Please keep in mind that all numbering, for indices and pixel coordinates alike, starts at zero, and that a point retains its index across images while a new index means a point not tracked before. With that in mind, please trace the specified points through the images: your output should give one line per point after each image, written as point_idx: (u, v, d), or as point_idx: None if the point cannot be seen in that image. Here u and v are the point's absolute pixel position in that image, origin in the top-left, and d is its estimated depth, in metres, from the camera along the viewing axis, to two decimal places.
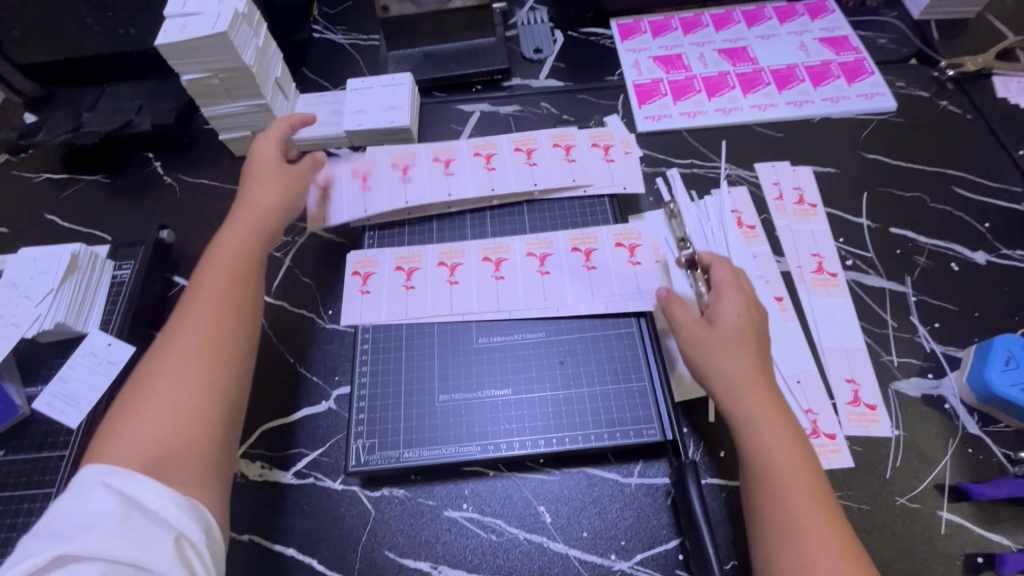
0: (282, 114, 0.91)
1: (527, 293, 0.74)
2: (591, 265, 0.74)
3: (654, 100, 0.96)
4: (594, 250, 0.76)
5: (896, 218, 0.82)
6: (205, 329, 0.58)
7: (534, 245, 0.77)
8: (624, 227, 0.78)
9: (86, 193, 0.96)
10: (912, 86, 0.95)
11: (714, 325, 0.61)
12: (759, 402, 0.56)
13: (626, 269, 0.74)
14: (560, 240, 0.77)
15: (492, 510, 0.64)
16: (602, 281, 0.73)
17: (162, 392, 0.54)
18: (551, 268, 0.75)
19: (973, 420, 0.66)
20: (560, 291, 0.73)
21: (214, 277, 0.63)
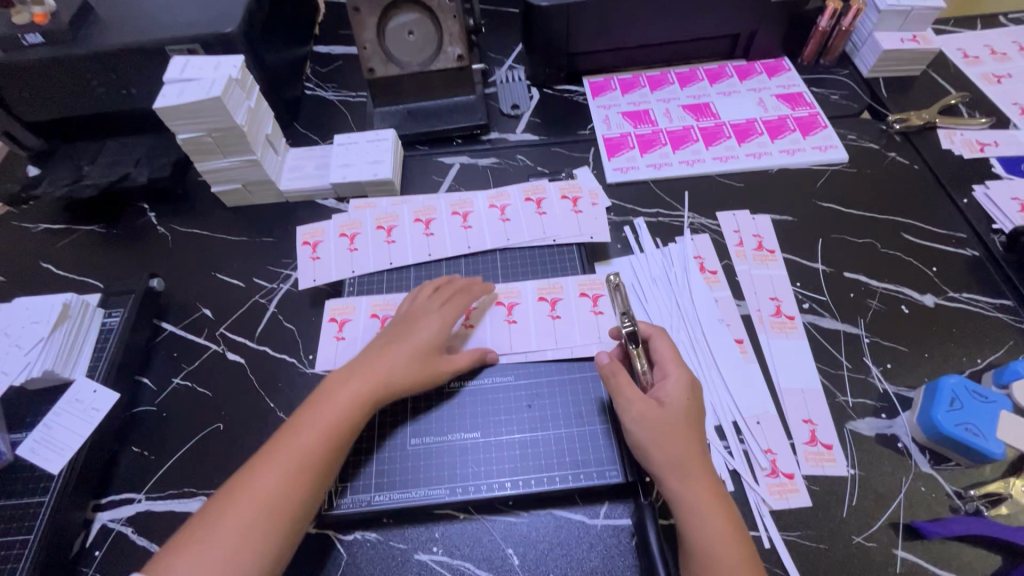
0: (271, 167, 0.97)
1: (495, 338, 0.77)
2: (555, 315, 0.79)
3: (623, 153, 1.02)
4: (559, 299, 0.80)
5: (849, 263, 0.86)
6: (306, 443, 0.62)
7: (502, 294, 0.82)
8: (589, 278, 0.82)
9: (82, 242, 1.00)
10: (862, 139, 1.02)
11: (663, 408, 0.63)
12: (702, 487, 0.60)
13: (588, 320, 0.78)
14: (527, 289, 0.82)
15: (462, 553, 0.65)
16: (566, 330, 0.77)
17: (256, 496, 0.59)
18: (517, 317, 0.79)
19: (925, 459, 0.69)
20: (525, 338, 0.77)
21: (348, 394, 0.66)
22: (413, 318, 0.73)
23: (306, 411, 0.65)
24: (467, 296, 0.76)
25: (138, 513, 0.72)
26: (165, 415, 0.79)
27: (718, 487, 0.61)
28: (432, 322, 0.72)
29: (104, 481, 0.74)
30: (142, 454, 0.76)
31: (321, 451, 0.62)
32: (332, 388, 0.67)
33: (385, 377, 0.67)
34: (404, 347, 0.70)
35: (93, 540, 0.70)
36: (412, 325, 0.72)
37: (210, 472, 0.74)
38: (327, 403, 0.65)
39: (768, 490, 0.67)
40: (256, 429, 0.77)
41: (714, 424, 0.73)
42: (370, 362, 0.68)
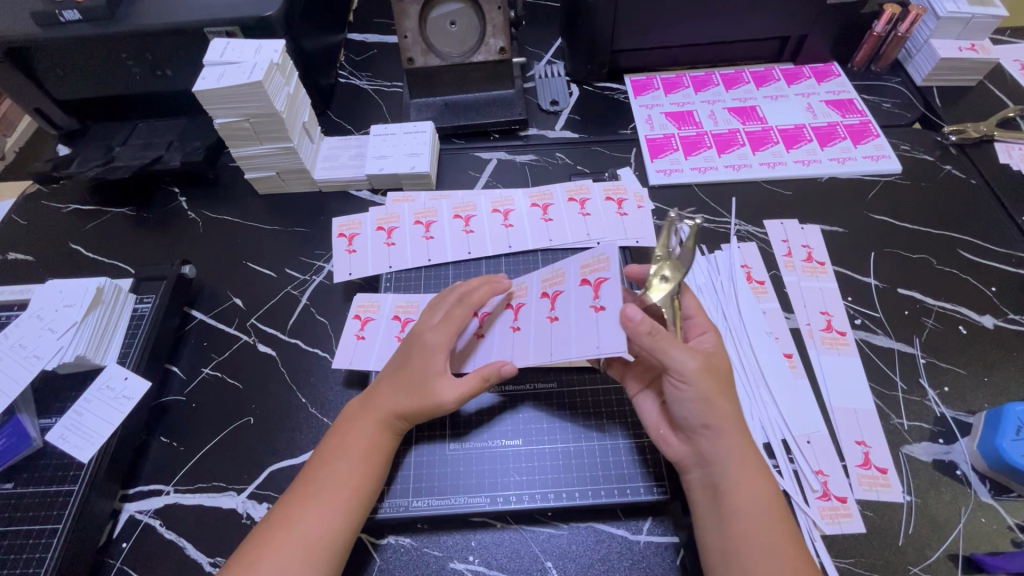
0: (307, 156, 0.95)
1: (499, 348, 0.69)
2: (553, 315, 0.67)
3: (666, 154, 0.99)
4: (561, 292, 0.68)
5: (904, 279, 0.83)
6: (338, 474, 0.61)
7: (511, 294, 0.73)
8: (592, 258, 0.68)
9: (112, 225, 0.98)
10: (916, 150, 0.98)
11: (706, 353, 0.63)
12: (738, 437, 0.59)
13: (588, 318, 0.64)
14: (533, 284, 0.72)
15: (499, 564, 0.63)
16: (563, 332, 0.64)
17: (300, 527, 0.57)
18: (523, 322, 0.69)
19: (985, 488, 0.66)
20: (527, 345, 0.66)
21: (372, 424, 0.64)
22: (418, 337, 0.68)
23: (331, 444, 0.64)
24: (467, 308, 0.69)
25: (166, 505, 0.70)
26: (194, 406, 0.78)
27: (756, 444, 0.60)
28: (436, 338, 0.67)
29: (132, 471, 0.73)
30: (170, 444, 0.75)
31: (354, 480, 0.61)
32: (353, 420, 0.65)
33: (398, 402, 0.64)
34: (408, 374, 0.66)
35: (121, 531, 0.68)
36: (417, 347, 0.67)
37: (239, 467, 0.73)
38: (351, 434, 0.64)
39: (819, 513, 0.64)
40: (287, 425, 0.75)
41: (763, 441, 0.70)
42: (384, 388, 0.66)
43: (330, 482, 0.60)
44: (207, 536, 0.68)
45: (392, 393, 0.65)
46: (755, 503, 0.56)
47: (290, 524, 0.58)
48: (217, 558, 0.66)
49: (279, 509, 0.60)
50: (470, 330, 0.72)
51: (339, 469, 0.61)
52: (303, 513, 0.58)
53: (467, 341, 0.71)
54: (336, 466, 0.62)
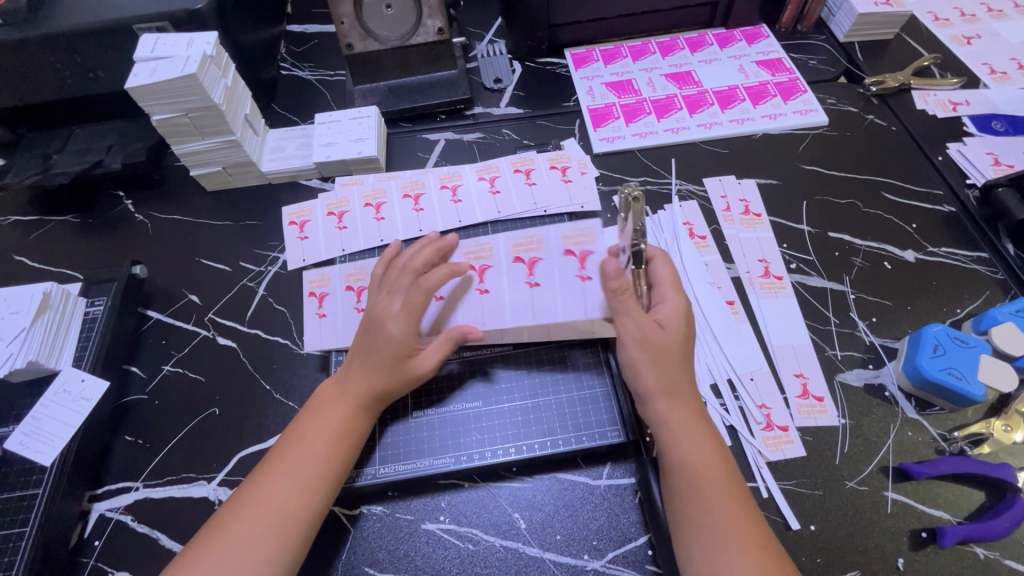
0: (252, 148, 0.95)
1: (468, 310, 0.74)
2: (533, 281, 0.76)
3: (608, 123, 1.02)
4: (539, 259, 0.78)
5: (834, 223, 0.88)
6: (311, 449, 0.63)
7: (475, 257, 0.79)
8: (571, 233, 0.79)
9: (56, 233, 0.96)
10: (842, 102, 1.03)
11: (661, 328, 0.66)
12: (688, 400, 0.64)
13: (568, 284, 0.75)
14: (500, 249, 0.79)
15: (468, 520, 0.66)
16: (546, 298, 0.75)
17: (274, 500, 0.59)
18: (492, 286, 0.76)
19: (911, 405, 0.71)
20: (498, 311, 0.74)
21: (345, 401, 0.66)
22: (376, 319, 0.68)
23: (304, 422, 0.65)
24: (414, 291, 0.68)
25: (137, 501, 0.71)
26: (158, 403, 0.78)
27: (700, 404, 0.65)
28: (398, 325, 0.67)
29: (99, 472, 0.73)
30: (136, 442, 0.75)
31: (326, 456, 0.62)
32: (325, 399, 0.67)
33: (367, 380, 0.66)
34: (373, 351, 0.67)
35: (92, 530, 0.69)
36: (378, 330, 0.67)
37: (209, 457, 0.73)
38: (324, 412, 0.65)
39: (763, 442, 0.69)
40: (253, 414, 0.76)
41: (710, 383, 0.74)
42: (354, 368, 0.68)
43: (303, 458, 0.62)
44: (180, 526, 0.69)
45: (361, 372, 0.67)
46: (702, 450, 0.61)
47: (265, 499, 0.59)
48: None
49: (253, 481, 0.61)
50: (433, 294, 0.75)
51: (313, 444, 0.63)
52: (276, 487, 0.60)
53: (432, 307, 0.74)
54: (308, 442, 0.63)
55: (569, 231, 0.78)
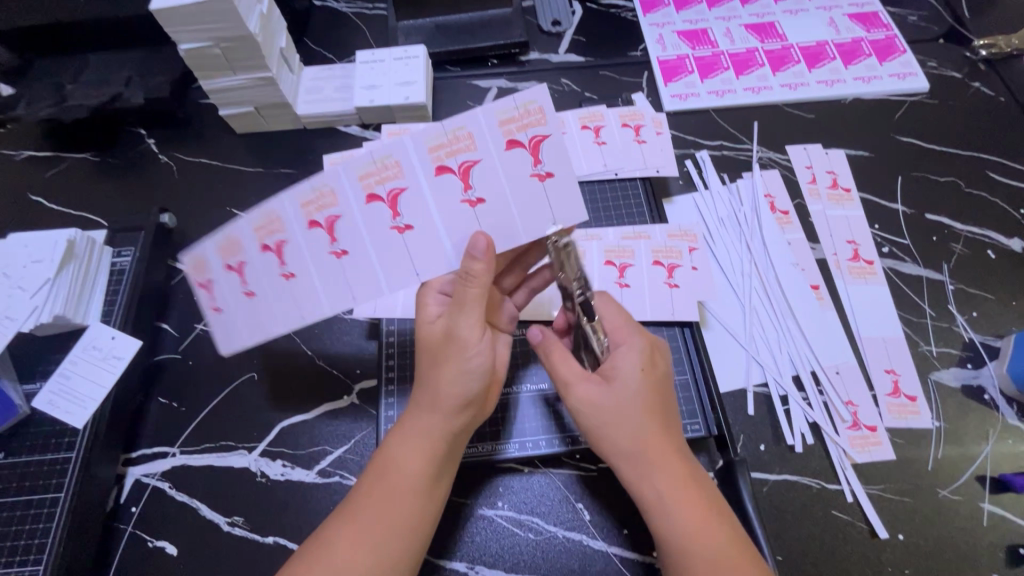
0: (288, 88, 0.85)
1: (383, 252, 0.57)
2: (473, 196, 0.55)
3: (681, 78, 0.92)
4: (474, 163, 0.55)
5: (932, 204, 0.80)
6: (402, 510, 0.51)
7: (314, 207, 0.56)
8: (507, 111, 0.54)
9: (74, 172, 0.89)
10: (943, 67, 0.92)
11: (609, 384, 0.52)
12: (672, 467, 0.49)
13: (520, 191, 0.56)
14: (410, 159, 0.55)
15: (528, 508, 0.62)
16: (497, 212, 0.55)
17: (367, 543, 0.49)
18: (412, 218, 0.56)
19: (1012, 411, 0.65)
20: (435, 244, 0.56)
21: (421, 445, 0.53)
22: (453, 333, 0.53)
23: (370, 484, 0.52)
24: (483, 283, 0.53)
25: (173, 467, 0.66)
26: (191, 364, 0.73)
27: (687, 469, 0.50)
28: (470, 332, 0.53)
29: (133, 435, 0.68)
30: (170, 405, 0.70)
31: (419, 509, 0.52)
32: (392, 449, 0.53)
33: (453, 422, 0.54)
34: (443, 385, 0.53)
35: (129, 496, 0.65)
36: (452, 357, 0.53)
37: (248, 425, 0.69)
38: (394, 464, 0.53)
39: (849, 442, 0.64)
40: (295, 382, 0.71)
41: (792, 374, 0.68)
42: (422, 411, 0.54)
43: (393, 519, 0.50)
44: (220, 496, 0.65)
45: (431, 416, 0.53)
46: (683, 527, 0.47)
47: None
48: (234, 518, 0.64)
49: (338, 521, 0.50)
50: (204, 306, 0.58)
51: (402, 504, 0.51)
52: (369, 562, 0.48)
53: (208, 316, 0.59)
54: (391, 477, 0.52)
55: (504, 110, 0.53)
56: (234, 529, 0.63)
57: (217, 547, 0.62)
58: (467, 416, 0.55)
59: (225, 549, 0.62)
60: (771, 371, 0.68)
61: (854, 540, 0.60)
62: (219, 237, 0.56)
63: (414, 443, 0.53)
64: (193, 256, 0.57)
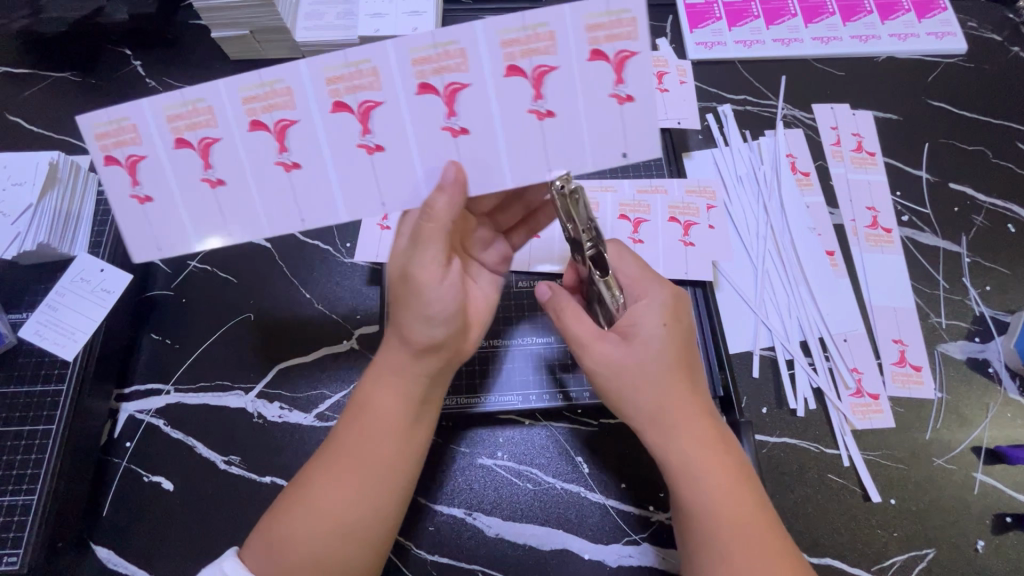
0: (287, 11, 0.79)
1: (431, 160, 0.48)
2: (543, 109, 0.47)
3: (707, 24, 0.86)
4: (551, 70, 0.46)
5: (956, 174, 0.77)
6: (377, 452, 0.49)
7: (343, 85, 0.45)
8: (597, 16, 0.45)
9: (55, 93, 0.82)
10: (984, 28, 0.87)
11: (630, 342, 0.51)
12: (697, 425, 0.49)
13: (594, 118, 0.48)
14: (478, 47, 0.45)
15: (527, 459, 0.62)
16: (564, 135, 0.48)
17: (345, 478, 0.48)
18: (469, 121, 0.47)
19: (1014, 385, 0.66)
20: (491, 162, 0.48)
21: (397, 385, 0.51)
22: (408, 274, 0.48)
23: (348, 423, 0.51)
24: (443, 223, 0.47)
25: (168, 405, 0.65)
26: (185, 301, 0.70)
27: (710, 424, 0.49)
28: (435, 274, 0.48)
29: (125, 371, 0.67)
30: (163, 342, 0.68)
31: (396, 453, 0.50)
32: (370, 387, 0.51)
33: (425, 366, 0.50)
34: (409, 328, 0.49)
35: (122, 431, 0.64)
36: (413, 298, 0.48)
37: (245, 365, 0.67)
38: (370, 403, 0.50)
39: (851, 409, 0.64)
40: (293, 324, 0.69)
41: (799, 339, 0.68)
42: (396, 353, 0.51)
43: (369, 459, 0.49)
44: (216, 435, 0.64)
45: (403, 356, 0.50)
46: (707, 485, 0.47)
47: (342, 512, 0.47)
48: (231, 457, 0.63)
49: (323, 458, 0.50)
50: (126, 190, 0.47)
51: (376, 445, 0.49)
52: (349, 501, 0.48)
53: (125, 202, 0.48)
54: (370, 419, 0.50)
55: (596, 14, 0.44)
56: (231, 468, 0.63)
57: (213, 484, 0.62)
58: (435, 362, 0.51)
59: (223, 487, 0.62)
60: (780, 336, 0.67)
61: (848, 503, 0.61)
62: (184, 101, 0.45)
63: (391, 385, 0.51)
64: (159, 108, 0.46)
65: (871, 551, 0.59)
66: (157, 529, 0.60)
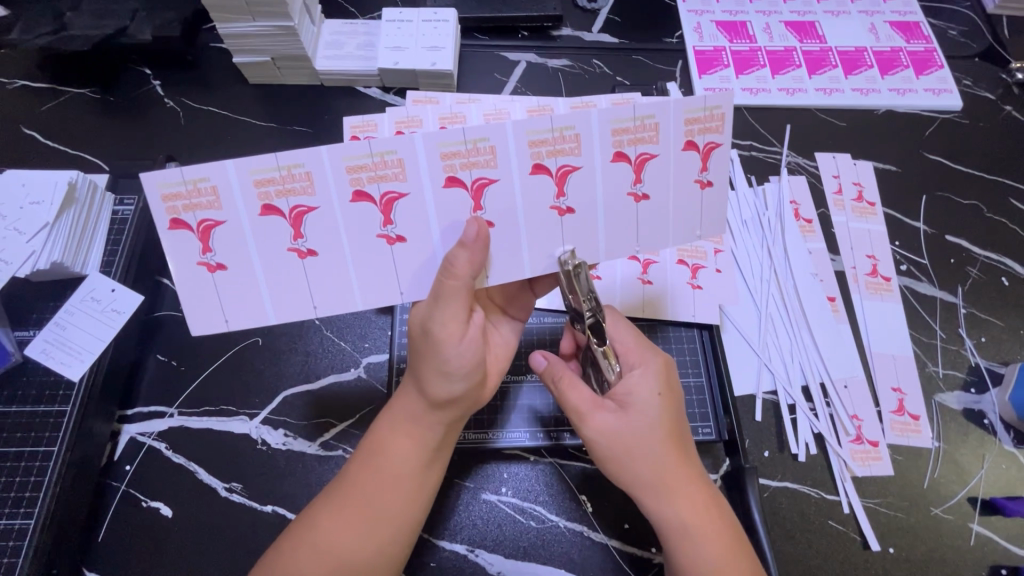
0: (309, 41, 0.81)
1: (534, 234, 0.50)
2: (639, 191, 0.50)
3: (716, 71, 0.89)
4: (651, 157, 0.49)
5: (952, 226, 0.80)
6: (387, 494, 0.50)
7: (461, 161, 0.47)
8: (693, 110, 0.48)
9: (72, 109, 0.83)
10: (978, 86, 0.90)
11: (626, 411, 0.51)
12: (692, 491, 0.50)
13: (681, 201, 0.51)
14: (591, 133, 0.48)
15: (532, 496, 0.62)
16: (654, 216, 0.51)
17: (355, 515, 0.49)
18: (576, 200, 0.49)
19: (1008, 437, 0.67)
20: (590, 239, 0.51)
21: (413, 430, 0.52)
22: (429, 330, 0.47)
23: (362, 464, 0.52)
24: (465, 280, 0.46)
25: (171, 428, 0.65)
26: None
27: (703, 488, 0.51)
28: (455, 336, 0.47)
29: (129, 392, 0.66)
30: (169, 363, 0.68)
31: (408, 499, 0.51)
32: (383, 431, 0.53)
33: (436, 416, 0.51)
34: (429, 383, 0.49)
35: (123, 453, 0.63)
36: (431, 354, 0.48)
37: (251, 389, 0.67)
38: (385, 446, 0.52)
39: (851, 455, 0.65)
40: (300, 349, 0.69)
41: (801, 384, 0.69)
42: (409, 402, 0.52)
43: (383, 503, 0.50)
44: (219, 461, 0.63)
45: (414, 404, 0.52)
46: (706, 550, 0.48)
47: (342, 552, 0.48)
48: (232, 484, 0.63)
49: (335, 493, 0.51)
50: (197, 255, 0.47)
51: (390, 489, 0.50)
52: (353, 539, 0.48)
53: (193, 268, 0.47)
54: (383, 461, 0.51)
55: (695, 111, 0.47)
56: (232, 495, 0.62)
57: (214, 511, 0.61)
58: (451, 413, 0.51)
59: (223, 514, 0.61)
60: (783, 380, 0.68)
61: (848, 550, 0.61)
62: (279, 166, 0.46)
63: (404, 428, 0.52)
64: (246, 171, 0.45)
65: None
66: (153, 557, 0.59)
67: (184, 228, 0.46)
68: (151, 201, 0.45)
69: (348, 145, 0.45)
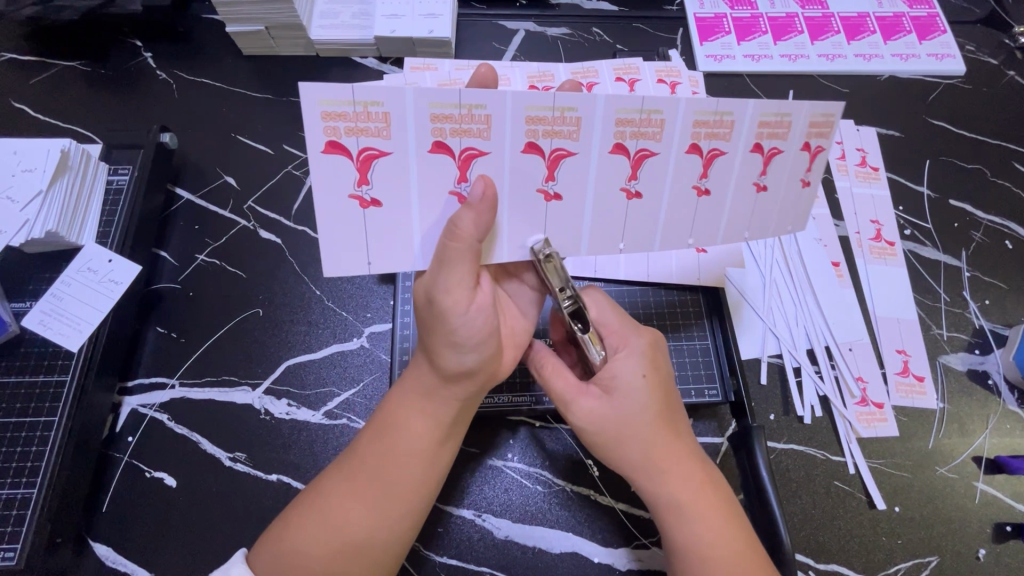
0: (303, 8, 0.79)
1: (673, 211, 0.51)
2: (760, 183, 0.51)
3: (717, 38, 0.88)
4: (778, 152, 0.50)
5: (956, 191, 0.79)
6: (398, 468, 0.49)
7: (630, 129, 0.47)
8: (825, 114, 0.49)
9: (62, 81, 0.81)
10: (981, 51, 0.90)
11: (612, 395, 0.51)
12: (688, 469, 0.50)
13: (797, 197, 0.52)
14: (742, 121, 0.48)
15: (540, 462, 0.62)
16: (768, 211, 0.52)
17: (365, 490, 0.48)
18: (714, 183, 0.50)
19: (1013, 397, 0.67)
20: (714, 222, 0.52)
21: (426, 406, 0.51)
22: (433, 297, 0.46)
23: (372, 440, 0.51)
24: (469, 244, 0.45)
25: (172, 400, 0.64)
26: (192, 294, 0.69)
27: (697, 469, 0.50)
28: (463, 306, 0.45)
29: (129, 365, 0.65)
30: (169, 335, 0.67)
31: (421, 473, 0.50)
32: (395, 406, 0.52)
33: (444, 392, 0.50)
34: (441, 354, 0.48)
35: (125, 425, 0.63)
36: (438, 323, 0.46)
37: (253, 360, 0.66)
38: (398, 422, 0.51)
39: (856, 417, 0.65)
40: (302, 320, 0.68)
41: (806, 348, 0.68)
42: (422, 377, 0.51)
43: (395, 479, 0.49)
44: (222, 432, 0.63)
45: (426, 379, 0.51)
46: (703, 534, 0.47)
47: (349, 524, 0.47)
48: (236, 454, 0.62)
49: (347, 467, 0.50)
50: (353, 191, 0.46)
51: (403, 465, 0.49)
52: (361, 514, 0.48)
53: (346, 200, 0.46)
54: (395, 437, 0.50)
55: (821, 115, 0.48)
56: (236, 464, 0.61)
57: (218, 482, 0.61)
58: (469, 387, 0.50)
59: (227, 482, 0.61)
60: (789, 344, 0.68)
61: (854, 510, 0.61)
62: (460, 103, 0.44)
63: (415, 404, 0.51)
64: (425, 103, 0.44)
65: (875, 559, 0.60)
66: (158, 527, 0.59)
67: (343, 153, 0.44)
68: (310, 117, 0.43)
69: (535, 95, 0.44)
